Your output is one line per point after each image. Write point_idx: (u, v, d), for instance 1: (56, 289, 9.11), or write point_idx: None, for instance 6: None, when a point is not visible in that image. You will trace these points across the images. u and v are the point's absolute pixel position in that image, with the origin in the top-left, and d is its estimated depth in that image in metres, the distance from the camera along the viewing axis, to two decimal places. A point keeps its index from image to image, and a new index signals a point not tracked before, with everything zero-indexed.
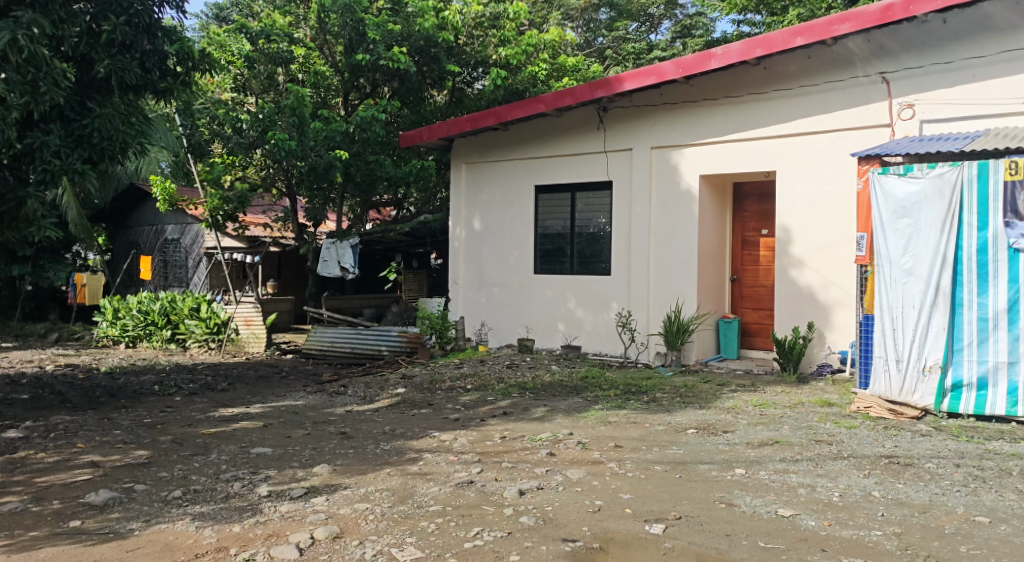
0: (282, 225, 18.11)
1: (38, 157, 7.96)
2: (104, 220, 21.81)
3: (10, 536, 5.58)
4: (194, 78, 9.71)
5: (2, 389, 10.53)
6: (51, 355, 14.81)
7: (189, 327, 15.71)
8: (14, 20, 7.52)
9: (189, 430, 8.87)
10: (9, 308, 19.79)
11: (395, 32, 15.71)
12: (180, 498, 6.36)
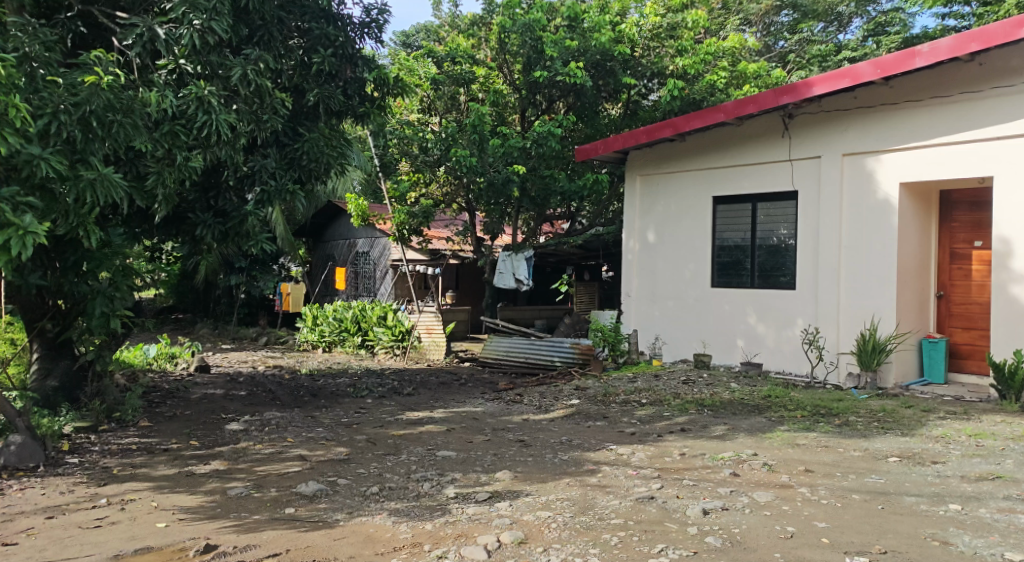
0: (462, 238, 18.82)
1: (258, 179, 8.84)
2: (306, 236, 23.68)
3: (237, 518, 6.23)
4: (389, 102, 10.42)
5: (224, 385, 11.72)
6: (262, 356, 16.28)
7: (377, 334, 16.69)
8: (244, 57, 8.39)
9: (381, 430, 9.46)
10: (228, 313, 21.93)
11: (573, 48, 15.89)
12: (378, 494, 6.82)
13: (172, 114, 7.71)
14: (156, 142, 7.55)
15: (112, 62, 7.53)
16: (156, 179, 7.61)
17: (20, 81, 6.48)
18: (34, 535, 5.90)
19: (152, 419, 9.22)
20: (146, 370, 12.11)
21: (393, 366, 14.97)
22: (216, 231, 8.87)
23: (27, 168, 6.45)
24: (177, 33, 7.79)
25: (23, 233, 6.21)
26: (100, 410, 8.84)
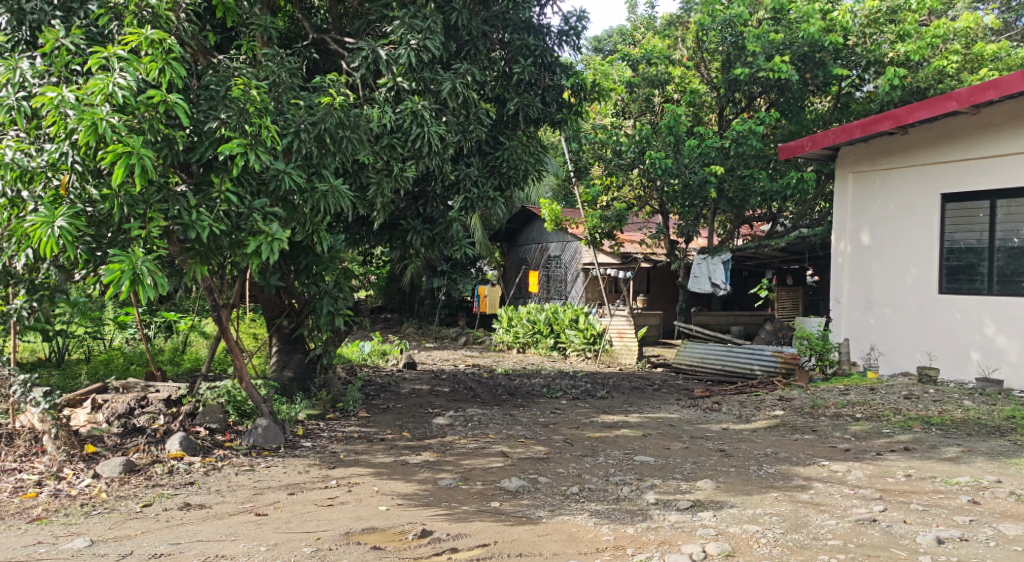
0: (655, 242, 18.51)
1: (462, 186, 9.20)
2: (500, 241, 24.40)
3: (449, 508, 6.59)
4: (585, 108, 10.57)
5: (429, 381, 12.39)
6: (461, 355, 17.04)
7: (569, 336, 16.89)
8: (454, 72, 8.82)
9: (578, 432, 9.59)
10: (431, 313, 23.05)
11: (777, 42, 15.28)
12: (578, 494, 6.94)
13: (391, 128, 8.30)
14: (377, 155, 8.17)
15: (342, 83, 8.23)
16: (377, 189, 8.24)
17: (270, 107, 7.46)
18: (279, 508, 6.57)
19: (370, 410, 9.94)
20: (360, 365, 13.05)
21: (586, 369, 15.11)
22: (425, 236, 9.37)
23: (273, 181, 7.35)
24: (397, 53, 8.34)
25: (270, 239, 7.14)
26: (326, 400, 9.67)
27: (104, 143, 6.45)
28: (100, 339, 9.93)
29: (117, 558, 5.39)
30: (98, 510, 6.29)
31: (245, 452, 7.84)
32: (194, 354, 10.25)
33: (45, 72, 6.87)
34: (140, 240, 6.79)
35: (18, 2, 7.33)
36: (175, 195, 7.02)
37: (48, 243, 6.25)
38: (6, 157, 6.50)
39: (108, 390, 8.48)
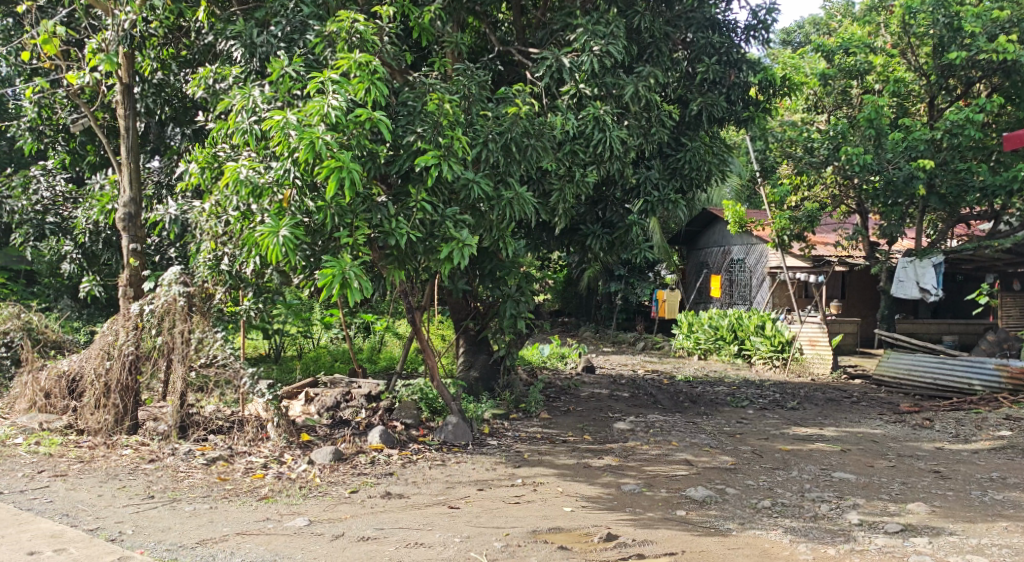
0: (851, 243, 17.21)
1: (642, 190, 9.15)
2: (679, 243, 23.56)
3: (633, 513, 6.59)
4: (774, 104, 10.12)
5: (608, 386, 12.37)
6: (642, 360, 16.81)
7: (755, 343, 16.07)
8: (636, 75, 8.78)
9: (767, 443, 9.19)
10: (607, 318, 23.04)
11: (1002, 19, 13.81)
12: (770, 508, 6.68)
13: (573, 135, 8.43)
14: (560, 162, 8.34)
15: (528, 93, 8.46)
16: (559, 196, 8.46)
17: (461, 119, 7.84)
18: (470, 502, 6.88)
19: (551, 412, 10.11)
20: (540, 367, 13.24)
21: (773, 378, 14.41)
22: (604, 241, 9.37)
23: (463, 191, 7.71)
24: (579, 60, 8.42)
25: (461, 246, 7.57)
26: (509, 400, 9.98)
27: (320, 158, 7.08)
28: (310, 337, 10.77)
29: (331, 538, 5.91)
30: (314, 494, 6.90)
31: (437, 447, 8.26)
32: (389, 352, 10.97)
33: (273, 97, 7.55)
34: (348, 247, 7.36)
35: (251, 37, 8.04)
36: (377, 205, 7.56)
37: (275, 250, 6.99)
38: (241, 175, 7.29)
39: (319, 384, 9.27)
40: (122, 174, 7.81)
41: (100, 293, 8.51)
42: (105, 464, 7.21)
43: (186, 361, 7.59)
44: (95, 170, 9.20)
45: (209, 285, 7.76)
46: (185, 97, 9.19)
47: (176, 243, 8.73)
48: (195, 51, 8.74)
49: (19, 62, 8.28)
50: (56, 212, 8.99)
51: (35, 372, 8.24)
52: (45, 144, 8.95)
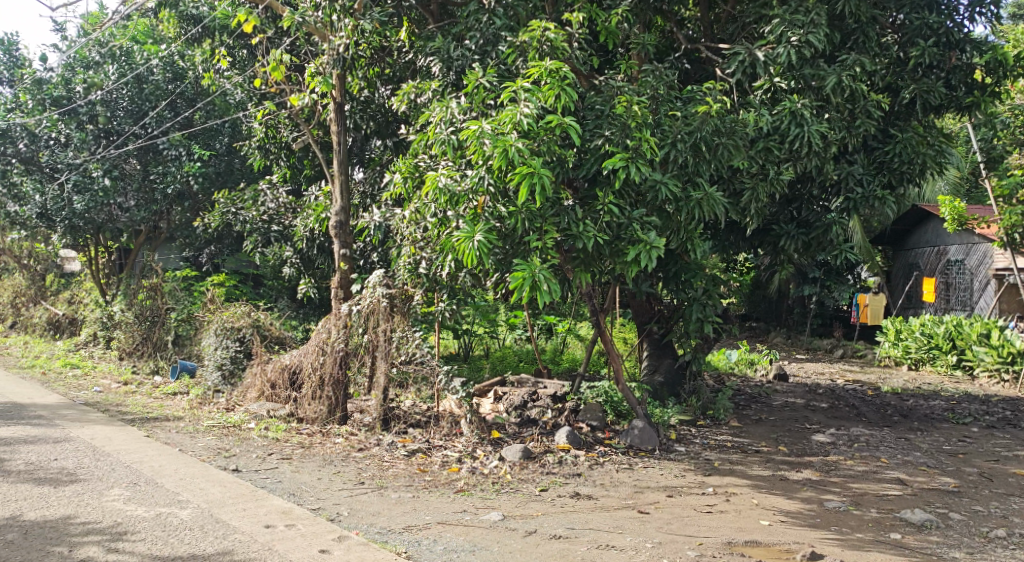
0: None
1: (843, 186, 8.58)
2: (882, 244, 21.24)
3: (839, 533, 6.19)
4: (1004, 88, 9.06)
5: (805, 395, 11.62)
6: (841, 369, 15.52)
7: (978, 353, 14.43)
8: (840, 64, 8.23)
9: (997, 465, 8.23)
10: (800, 324, 20.63)
11: None
12: (1004, 539, 6.02)
13: (767, 131, 8.09)
14: (753, 160, 8.02)
15: (720, 90, 8.22)
16: (751, 194, 8.15)
17: (650, 120, 7.75)
18: (660, 508, 6.81)
19: (743, 420, 9.70)
20: (730, 375, 12.67)
21: (1003, 393, 12.83)
22: (800, 241, 8.91)
23: (651, 193, 7.63)
24: (775, 53, 8.05)
25: (648, 248, 7.48)
26: (696, 406, 9.74)
27: (513, 165, 7.33)
28: (496, 337, 11.12)
29: (524, 534, 6.10)
30: (506, 490, 7.15)
31: (623, 451, 8.24)
32: (571, 355, 11.07)
33: (469, 107, 7.90)
34: (538, 251, 7.54)
35: (449, 51, 8.43)
36: (566, 209, 7.68)
37: (470, 254, 7.32)
38: (441, 183, 7.59)
39: (507, 384, 9.60)
40: (334, 185, 8.48)
41: (314, 294, 9.34)
42: (322, 450, 7.86)
43: (388, 358, 8.16)
44: (311, 183, 10.07)
45: (408, 287, 8.22)
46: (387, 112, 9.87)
47: (378, 248, 9.43)
48: (397, 70, 9.36)
49: (251, 88, 9.27)
50: (279, 221, 10.03)
51: (263, 365, 9.20)
52: (271, 161, 9.96)
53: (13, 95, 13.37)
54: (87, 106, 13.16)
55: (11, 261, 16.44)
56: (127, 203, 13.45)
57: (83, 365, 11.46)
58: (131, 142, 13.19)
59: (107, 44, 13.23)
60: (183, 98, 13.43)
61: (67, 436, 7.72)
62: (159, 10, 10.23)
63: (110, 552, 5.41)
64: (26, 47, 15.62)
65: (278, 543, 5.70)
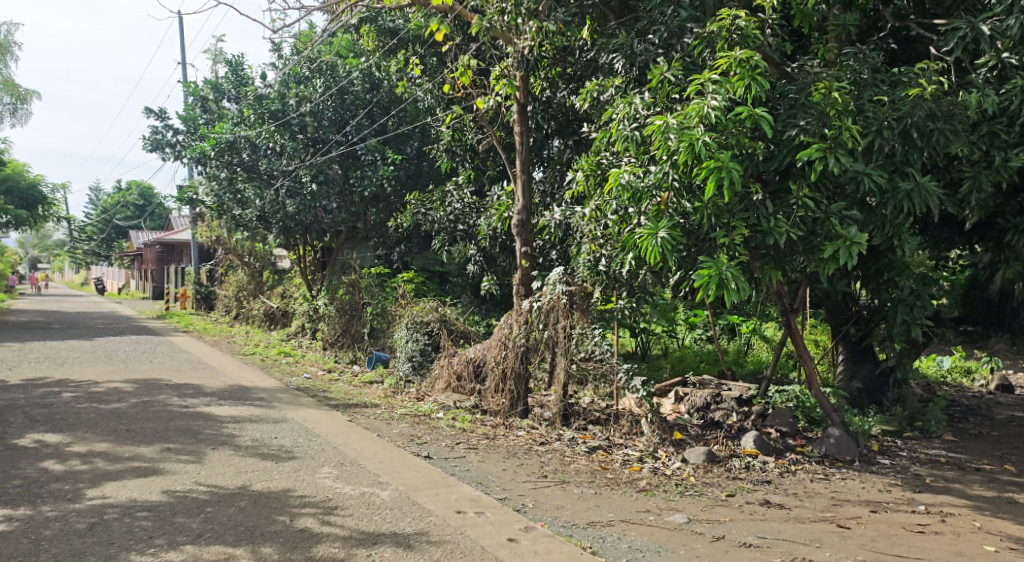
0: None
1: None
2: None
3: None
4: None
5: None
6: None
7: None
8: None
9: None
10: None
11: None
12: None
13: (992, 113, 7.26)
14: (974, 146, 7.29)
15: (935, 71, 7.51)
16: (971, 184, 7.40)
17: (851, 107, 7.20)
18: (862, 524, 6.35)
19: (959, 434, 8.80)
20: (940, 383, 11.52)
21: None
22: None
23: (852, 184, 7.09)
24: (1003, 25, 7.20)
25: (849, 244, 6.96)
26: (902, 416, 8.96)
27: (699, 160, 7.10)
28: (675, 337, 10.92)
29: (712, 539, 5.94)
30: (690, 492, 6.97)
31: (817, 460, 7.77)
32: (757, 357, 10.59)
33: (652, 102, 7.78)
34: (725, 247, 7.25)
35: (632, 47, 8.32)
36: (755, 204, 7.36)
37: (653, 251, 7.22)
38: (623, 181, 7.58)
39: (689, 385, 9.38)
40: (517, 185, 8.68)
41: (496, 291, 9.66)
42: (505, 442, 8.10)
43: (567, 355, 8.29)
44: (494, 183, 10.40)
45: (587, 284, 8.26)
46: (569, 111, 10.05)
47: (558, 246, 9.60)
48: (579, 69, 9.35)
49: (440, 94, 9.71)
50: (465, 220, 10.45)
51: (449, 357, 9.65)
52: (457, 162, 10.32)
53: (238, 111, 15.20)
54: (298, 118, 14.37)
55: (235, 259, 18.35)
56: (330, 205, 14.46)
57: (294, 354, 12.58)
58: (334, 149, 14.25)
59: (316, 60, 14.27)
60: (379, 107, 14.24)
61: (284, 417, 8.53)
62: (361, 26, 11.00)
63: (323, 524, 5.91)
64: (250, 68, 17.30)
65: (470, 529, 5.97)
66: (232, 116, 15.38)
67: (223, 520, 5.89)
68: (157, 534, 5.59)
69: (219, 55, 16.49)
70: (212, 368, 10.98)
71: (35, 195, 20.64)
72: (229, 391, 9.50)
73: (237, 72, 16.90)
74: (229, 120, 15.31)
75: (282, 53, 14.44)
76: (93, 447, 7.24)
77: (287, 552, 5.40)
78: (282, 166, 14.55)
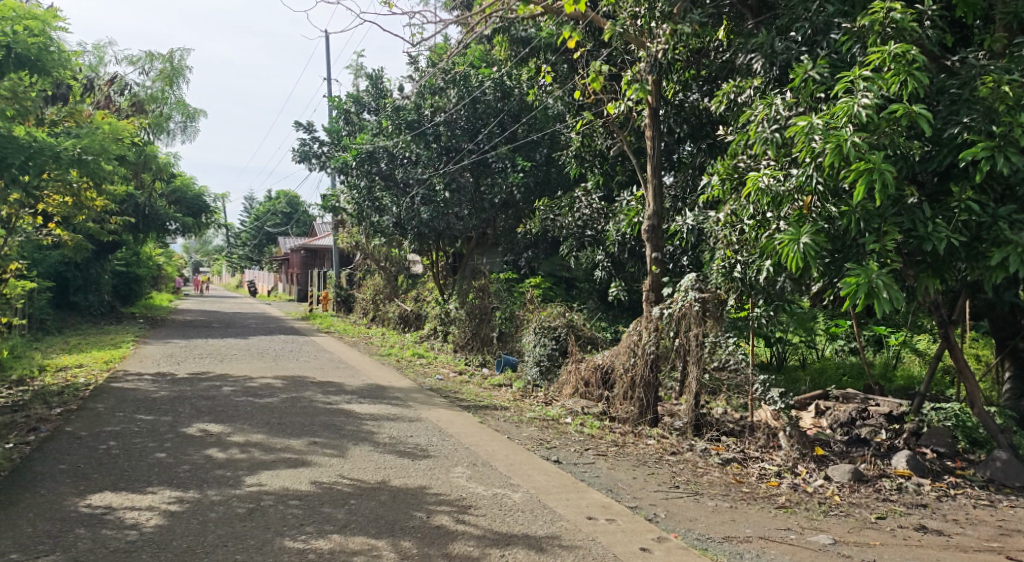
0: None
1: None
2: None
3: None
4: None
5: None
6: None
7: None
8: None
9: None
10: None
11: None
12: None
13: None
14: None
15: None
16: None
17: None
18: None
19: None
20: None
21: None
22: None
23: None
24: None
25: (1020, 250, 6.36)
26: None
27: (847, 162, 6.69)
28: (814, 348, 10.49)
29: None
30: (836, 512, 6.60)
31: (980, 485, 7.16)
32: (907, 371, 9.93)
33: (794, 102, 7.48)
34: (876, 254, 6.81)
35: (772, 46, 8.04)
36: (911, 208, 6.87)
37: (795, 258, 6.90)
38: (762, 184, 7.31)
39: (831, 398, 8.94)
40: (648, 190, 8.59)
41: (624, 296, 9.61)
42: (634, 450, 8.02)
43: (700, 363, 8.09)
44: (623, 187, 10.37)
45: (721, 291, 8.07)
46: (704, 115, 9.86)
47: (688, 251, 9.48)
48: (714, 70, 9.07)
49: (570, 101, 9.77)
50: (593, 226, 10.70)
51: (577, 363, 9.68)
52: (586, 168, 10.35)
53: (378, 122, 15.98)
54: (432, 127, 14.81)
55: (374, 264, 19.20)
56: (462, 212, 14.80)
57: (427, 356, 13.02)
58: (466, 157, 14.53)
59: (451, 71, 14.38)
60: (510, 115, 14.36)
61: (418, 416, 8.84)
62: (493, 36, 11.24)
63: (458, 523, 6.08)
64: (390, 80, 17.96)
65: (602, 536, 5.96)
66: (374, 127, 16.06)
67: (366, 512, 6.20)
68: (306, 522, 5.96)
69: (360, 69, 17.27)
70: (353, 368, 11.53)
71: (199, 203, 22.54)
72: (367, 390, 9.96)
73: (377, 85, 17.57)
74: (368, 131, 16.06)
75: (418, 65, 14.80)
76: (249, 438, 7.80)
77: (426, 547, 5.60)
78: (417, 175, 15.07)
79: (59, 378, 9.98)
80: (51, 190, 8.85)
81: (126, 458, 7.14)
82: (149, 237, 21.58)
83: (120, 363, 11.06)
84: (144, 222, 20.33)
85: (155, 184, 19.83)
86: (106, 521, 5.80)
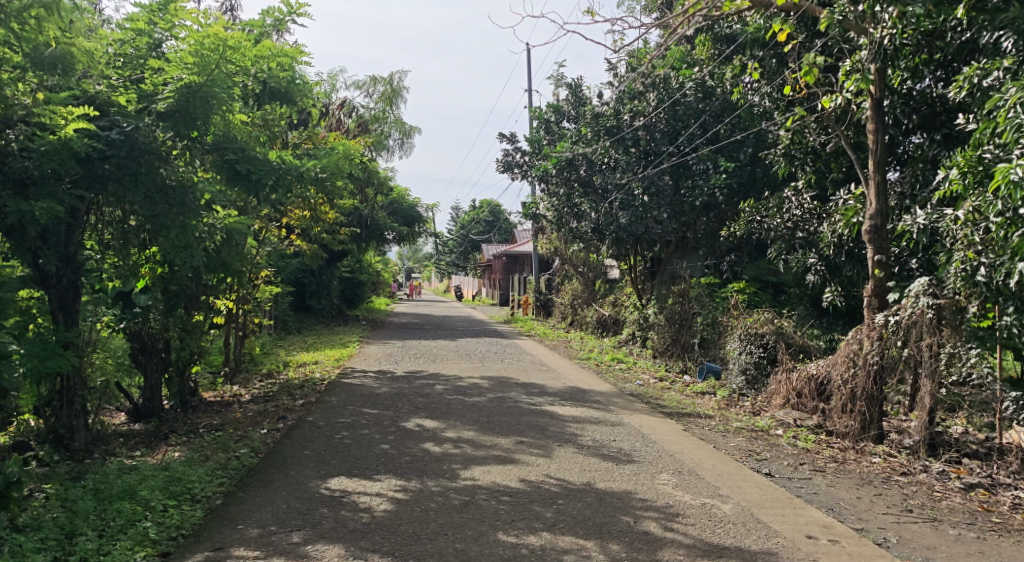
0: None
1: None
2: None
3: None
4: None
5: None
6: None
7: None
8: None
9: None
10: None
11: None
12: None
13: None
14: None
15: None
16: None
17: None
18: None
19: None
20: None
21: None
22: None
23: None
24: None
25: None
26: None
27: None
28: None
29: None
30: None
31: None
32: None
33: None
34: None
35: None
36: None
37: None
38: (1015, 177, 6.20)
39: None
40: (869, 188, 8.06)
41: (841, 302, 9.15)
42: (858, 467, 7.43)
43: (935, 377, 7.30)
44: (840, 185, 9.67)
45: (960, 298, 7.30)
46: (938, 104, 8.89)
47: (919, 253, 8.69)
48: (953, 52, 8.20)
49: (780, 96, 9.55)
50: (805, 227, 10.30)
51: (788, 373, 9.16)
52: (796, 167, 9.94)
53: (577, 130, 16.14)
54: (632, 133, 14.79)
55: (573, 269, 19.46)
56: (662, 216, 14.72)
57: (626, 360, 13.00)
58: (667, 160, 14.35)
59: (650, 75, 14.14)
60: (712, 115, 13.86)
61: (620, 421, 8.84)
62: (695, 36, 11.02)
63: (667, 530, 6.00)
64: (590, 88, 18.07)
65: (824, 557, 5.58)
66: (573, 134, 16.35)
67: (574, 512, 6.32)
68: (518, 517, 6.19)
69: (560, 79, 17.55)
70: (555, 371, 11.79)
71: (412, 213, 24.13)
72: (569, 392, 10.13)
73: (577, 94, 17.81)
74: (568, 139, 16.27)
75: (618, 72, 14.85)
76: (461, 434, 8.25)
77: (635, 552, 5.60)
78: (616, 180, 15.03)
79: (300, 373, 11.25)
80: (293, 206, 10.06)
81: (357, 447, 7.85)
82: (371, 246, 23.42)
83: (347, 361, 12.17)
84: (367, 231, 22.39)
85: (376, 198, 21.59)
86: (344, 503, 6.42)
